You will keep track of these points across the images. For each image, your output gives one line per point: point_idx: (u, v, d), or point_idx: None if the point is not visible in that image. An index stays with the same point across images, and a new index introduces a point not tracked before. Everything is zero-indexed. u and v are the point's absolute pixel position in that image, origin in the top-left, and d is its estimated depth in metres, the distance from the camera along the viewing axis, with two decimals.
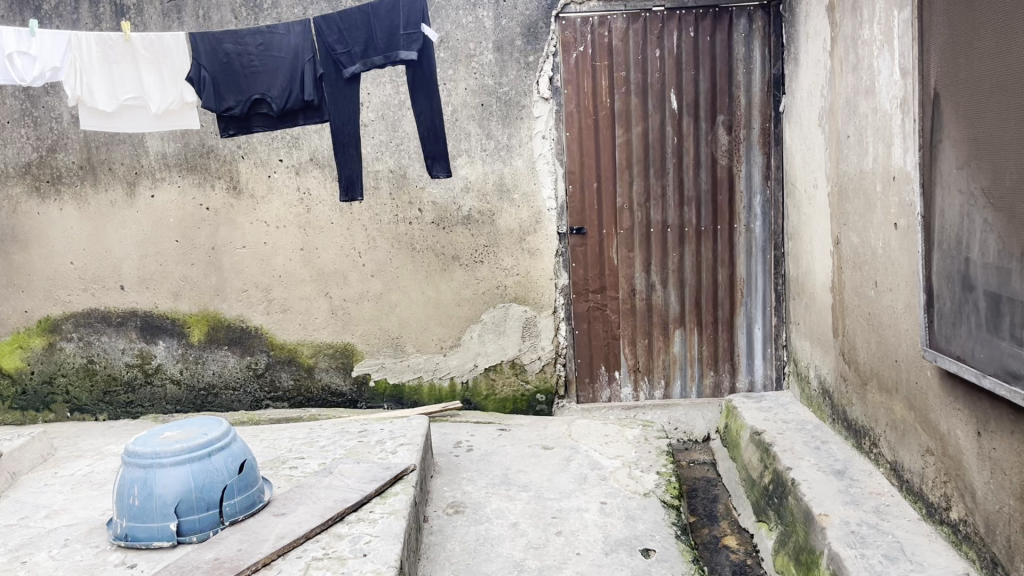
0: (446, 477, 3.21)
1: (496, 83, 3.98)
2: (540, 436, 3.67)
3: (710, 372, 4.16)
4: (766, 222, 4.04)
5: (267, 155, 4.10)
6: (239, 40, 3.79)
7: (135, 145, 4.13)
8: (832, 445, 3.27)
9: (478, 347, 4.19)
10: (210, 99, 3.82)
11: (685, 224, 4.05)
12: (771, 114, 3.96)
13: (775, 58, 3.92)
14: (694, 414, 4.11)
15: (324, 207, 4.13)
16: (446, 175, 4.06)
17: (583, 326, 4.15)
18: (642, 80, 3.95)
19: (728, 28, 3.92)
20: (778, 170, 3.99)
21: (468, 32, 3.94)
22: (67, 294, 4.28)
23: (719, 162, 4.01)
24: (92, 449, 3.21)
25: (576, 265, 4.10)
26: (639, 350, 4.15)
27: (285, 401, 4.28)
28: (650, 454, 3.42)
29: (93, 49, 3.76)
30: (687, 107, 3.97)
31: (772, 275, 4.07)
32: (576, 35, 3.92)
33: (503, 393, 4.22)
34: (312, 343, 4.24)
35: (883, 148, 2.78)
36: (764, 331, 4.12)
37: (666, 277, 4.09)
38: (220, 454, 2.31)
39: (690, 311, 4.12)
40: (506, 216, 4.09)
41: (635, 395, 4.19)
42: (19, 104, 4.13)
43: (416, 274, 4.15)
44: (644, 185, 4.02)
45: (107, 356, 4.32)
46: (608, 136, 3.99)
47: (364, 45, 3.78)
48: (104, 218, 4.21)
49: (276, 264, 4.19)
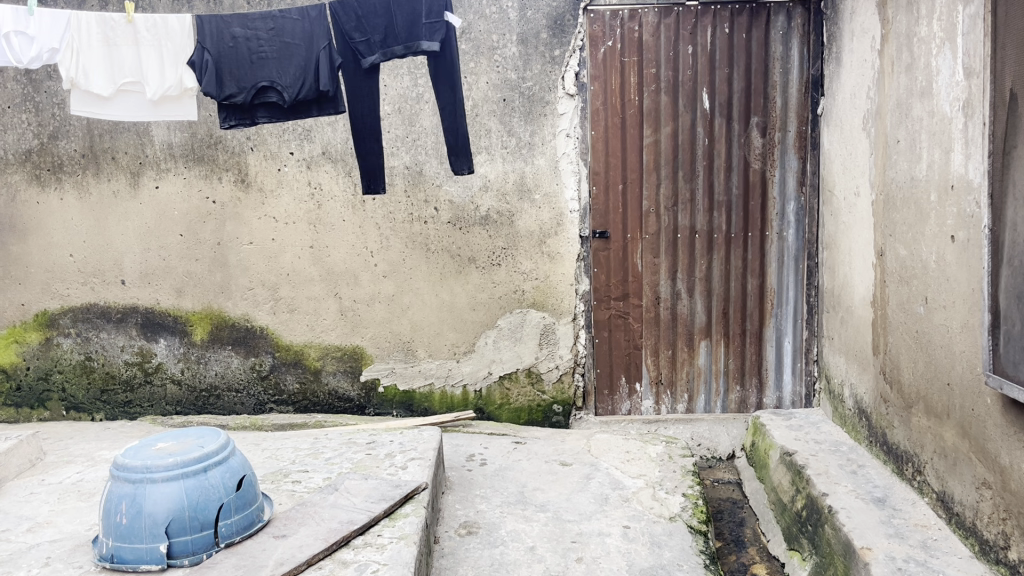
0: (458, 494, 3.01)
1: (519, 77, 3.78)
2: (558, 450, 3.48)
3: (736, 387, 3.96)
4: (800, 230, 3.84)
5: (277, 147, 3.91)
6: (248, 24, 3.59)
7: (140, 134, 3.95)
8: (869, 470, 3.07)
9: (493, 354, 3.99)
10: (210, 84, 3.60)
11: (714, 231, 3.85)
12: (809, 117, 3.75)
13: (814, 58, 3.71)
14: (718, 429, 3.92)
15: (336, 204, 3.94)
16: (469, 171, 3.85)
17: (604, 335, 3.97)
18: (674, 77, 3.75)
19: (766, 25, 3.72)
20: (814, 177, 3.79)
21: (492, 23, 3.75)
22: (66, 288, 4.11)
23: (751, 166, 3.81)
24: (84, 454, 3.02)
25: (598, 271, 3.91)
26: (662, 361, 3.96)
27: (290, 405, 4.09)
28: (675, 474, 3.22)
29: (93, 30, 3.56)
30: (720, 107, 3.77)
31: (804, 286, 3.87)
32: (605, 29, 3.73)
33: (518, 403, 4.02)
34: (320, 345, 4.05)
35: (941, 154, 2.58)
36: (795, 345, 3.92)
37: (693, 286, 3.89)
38: (217, 469, 2.12)
39: (716, 322, 3.92)
40: (526, 217, 3.89)
41: (657, 408, 4.00)
42: (21, 89, 3.95)
43: (430, 276, 3.96)
44: (672, 188, 3.82)
45: (105, 353, 4.14)
46: (636, 136, 3.79)
47: (383, 34, 3.59)
48: (106, 209, 4.04)
49: (284, 262, 4.01)
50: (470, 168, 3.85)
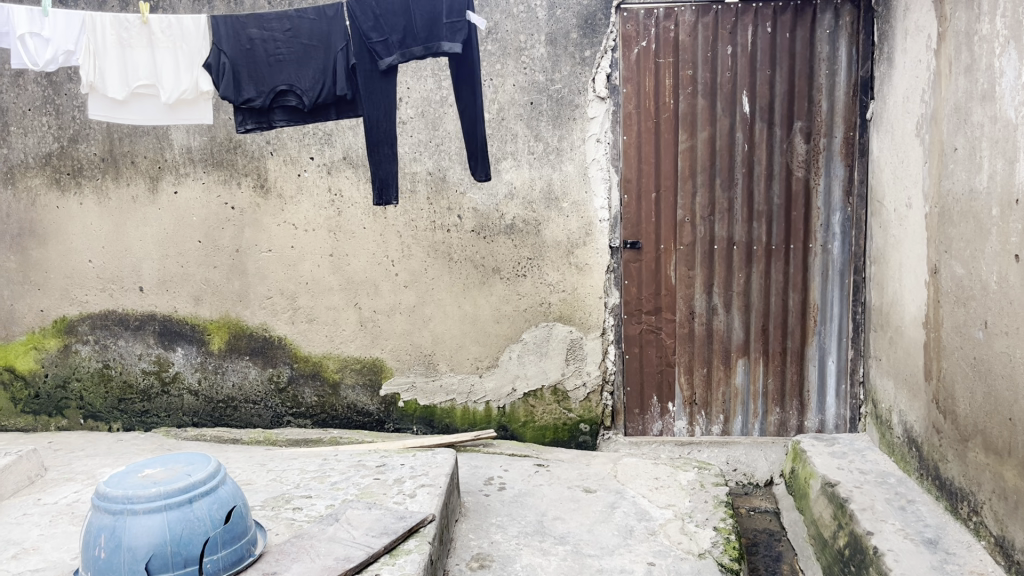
0: (473, 522, 2.84)
1: (547, 79, 3.60)
2: (582, 474, 3.28)
3: (775, 409, 3.73)
4: (846, 242, 3.59)
5: (297, 152, 3.78)
6: (264, 25, 3.46)
7: (160, 137, 3.85)
8: (919, 507, 2.83)
9: (517, 369, 3.81)
10: (228, 89, 3.50)
11: (753, 242, 3.63)
12: (857, 122, 3.51)
13: (864, 59, 3.47)
14: (756, 453, 3.69)
15: (356, 210, 3.80)
16: (487, 178, 3.67)
17: (634, 351, 3.76)
18: (711, 79, 3.54)
19: (811, 23, 3.48)
20: (862, 186, 3.54)
21: (520, 22, 3.57)
22: (85, 294, 4.03)
23: (794, 174, 3.57)
24: (85, 471, 2.91)
25: (629, 283, 3.71)
26: (696, 379, 3.75)
27: (307, 418, 3.96)
28: (707, 505, 3.01)
29: (108, 31, 3.46)
30: (761, 112, 3.55)
31: (850, 303, 3.62)
32: (638, 29, 3.53)
33: (543, 421, 3.83)
34: (338, 357, 3.91)
35: (1005, 165, 2.34)
36: (839, 365, 3.67)
37: (730, 301, 3.67)
38: (203, 500, 1.98)
39: (755, 340, 3.69)
40: (554, 226, 3.70)
41: (690, 429, 3.79)
42: (41, 91, 3.88)
43: (452, 287, 3.80)
44: (708, 196, 3.61)
45: (123, 361, 4.05)
46: (670, 141, 3.59)
47: (402, 34, 3.40)
48: (125, 214, 3.95)
49: (304, 270, 3.88)
50: (487, 175, 3.67)
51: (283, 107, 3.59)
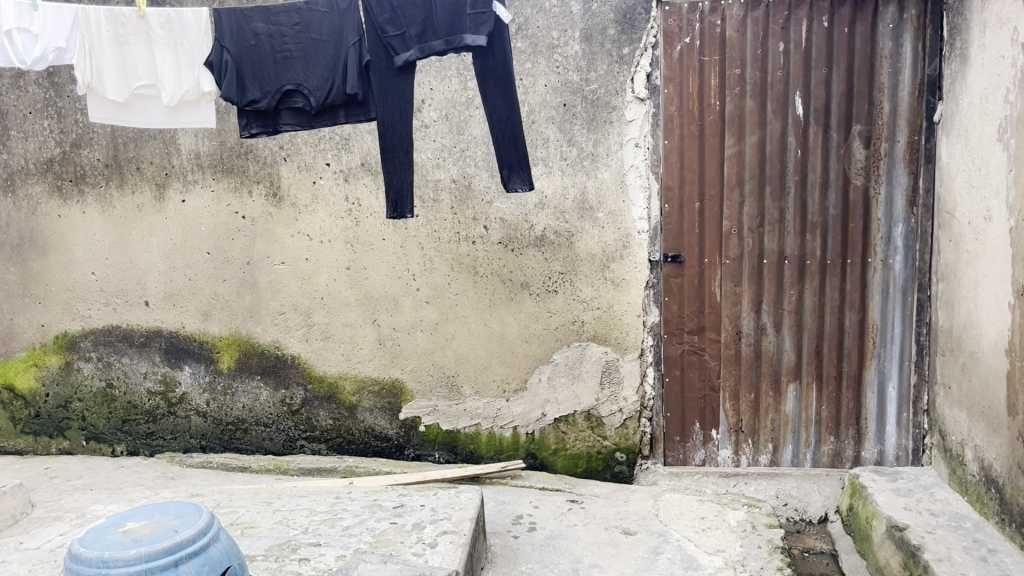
0: (501, 570, 2.56)
1: (582, 79, 3.31)
2: (621, 513, 2.99)
3: (829, 438, 3.41)
4: (909, 257, 3.27)
5: (312, 158, 3.52)
6: (271, 19, 3.26)
7: (167, 142, 3.61)
8: (1003, 559, 2.53)
9: (548, 393, 3.52)
10: (231, 88, 3.29)
11: (806, 256, 3.32)
12: (922, 125, 3.19)
13: (932, 57, 3.14)
14: (808, 487, 3.37)
15: (375, 221, 3.53)
16: (526, 189, 3.40)
17: (675, 373, 3.46)
18: (761, 79, 3.23)
19: (872, 17, 3.17)
20: (928, 196, 3.22)
21: (553, 17, 3.29)
22: (87, 308, 3.80)
23: (852, 182, 3.26)
24: (76, 509, 2.67)
25: (669, 300, 3.42)
26: (742, 405, 3.44)
27: (322, 443, 3.69)
28: (760, 552, 2.71)
29: (104, 27, 3.30)
30: (816, 114, 3.24)
31: (913, 323, 3.30)
32: (682, 24, 3.24)
33: (575, 449, 3.54)
34: (355, 378, 3.64)
35: None
36: (900, 392, 3.35)
37: (780, 320, 3.37)
38: (190, 562, 1.71)
39: (808, 363, 3.38)
40: (588, 238, 3.41)
41: (736, 459, 3.48)
42: (43, 93, 3.65)
43: (478, 303, 3.52)
44: (757, 206, 3.30)
45: (127, 381, 3.81)
46: (716, 146, 3.29)
47: (421, 27, 3.16)
48: (130, 224, 3.71)
49: (319, 284, 3.61)
50: (527, 185, 3.39)
51: (290, 110, 3.39)
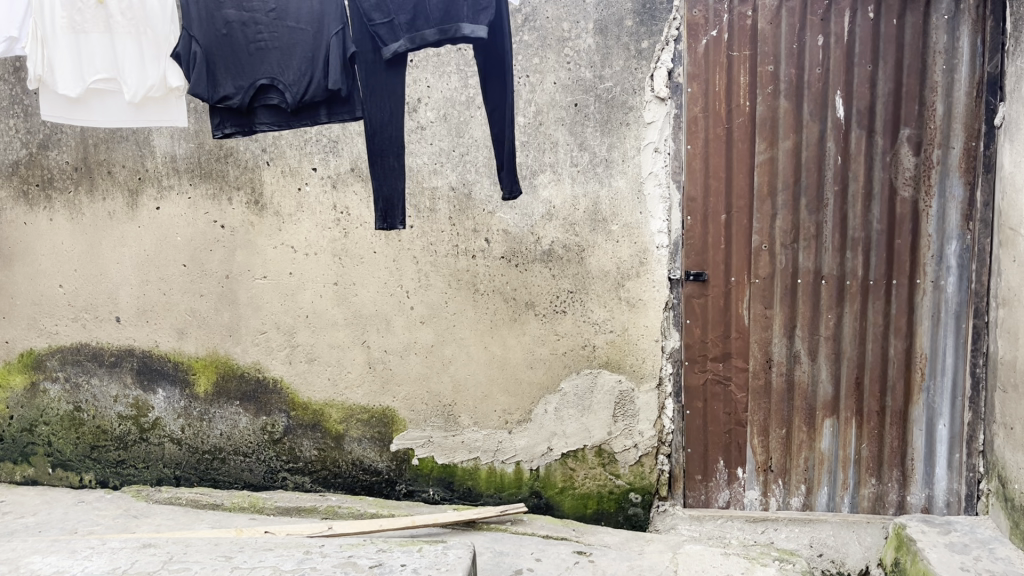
0: None
1: (595, 76, 2.95)
2: (636, 570, 2.67)
3: (870, 480, 3.03)
4: (963, 279, 2.89)
5: (298, 162, 3.19)
6: (244, 5, 2.93)
7: (140, 143, 3.30)
8: None
9: (554, 425, 3.16)
10: (200, 84, 2.98)
11: (847, 276, 2.95)
12: (980, 130, 2.82)
13: (993, 52, 2.77)
14: (846, 536, 2.99)
15: (365, 232, 3.19)
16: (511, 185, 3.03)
17: (697, 405, 3.10)
18: (797, 77, 2.87)
19: (925, 7, 2.80)
20: (986, 209, 2.84)
21: (562, 7, 2.94)
22: (54, 324, 3.49)
23: (899, 194, 2.89)
24: (12, 559, 2.35)
25: (691, 323, 3.05)
26: (772, 441, 3.07)
27: (306, 476, 3.36)
28: None
29: (59, 14, 3.06)
30: (860, 117, 2.87)
31: (967, 353, 2.92)
32: (708, 15, 2.88)
33: (585, 488, 3.18)
34: (342, 405, 3.30)
35: None
36: (951, 431, 2.97)
37: (816, 347, 3.00)
38: None
39: (846, 396, 3.01)
40: (600, 253, 3.05)
41: (764, 501, 3.11)
42: (9, 89, 3.36)
43: (478, 325, 3.17)
44: (791, 218, 2.94)
45: (95, 404, 3.49)
46: (746, 151, 2.93)
47: (412, 13, 2.81)
48: (100, 233, 3.40)
49: (303, 301, 3.28)
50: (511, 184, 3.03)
51: (267, 108, 3.06)
